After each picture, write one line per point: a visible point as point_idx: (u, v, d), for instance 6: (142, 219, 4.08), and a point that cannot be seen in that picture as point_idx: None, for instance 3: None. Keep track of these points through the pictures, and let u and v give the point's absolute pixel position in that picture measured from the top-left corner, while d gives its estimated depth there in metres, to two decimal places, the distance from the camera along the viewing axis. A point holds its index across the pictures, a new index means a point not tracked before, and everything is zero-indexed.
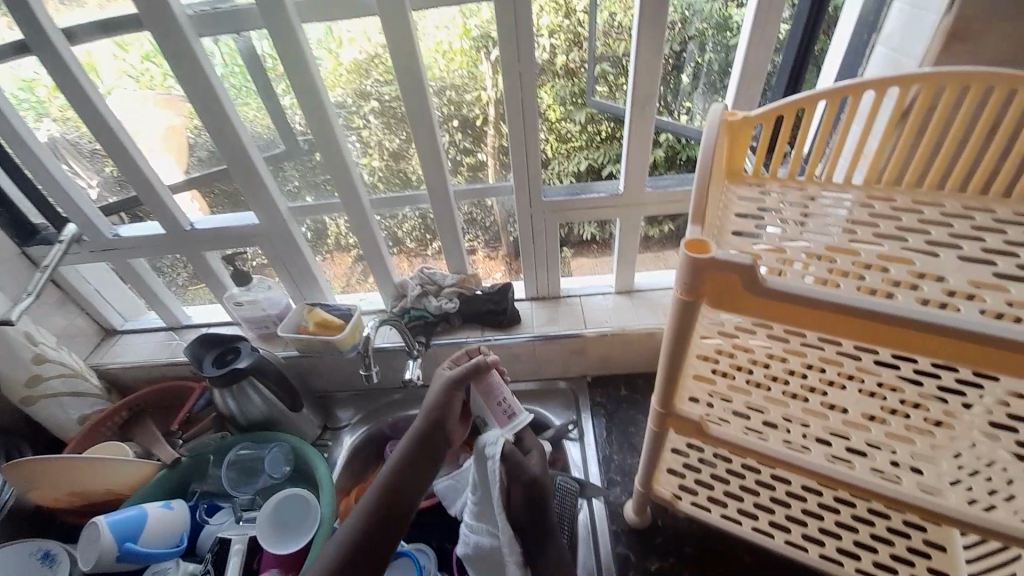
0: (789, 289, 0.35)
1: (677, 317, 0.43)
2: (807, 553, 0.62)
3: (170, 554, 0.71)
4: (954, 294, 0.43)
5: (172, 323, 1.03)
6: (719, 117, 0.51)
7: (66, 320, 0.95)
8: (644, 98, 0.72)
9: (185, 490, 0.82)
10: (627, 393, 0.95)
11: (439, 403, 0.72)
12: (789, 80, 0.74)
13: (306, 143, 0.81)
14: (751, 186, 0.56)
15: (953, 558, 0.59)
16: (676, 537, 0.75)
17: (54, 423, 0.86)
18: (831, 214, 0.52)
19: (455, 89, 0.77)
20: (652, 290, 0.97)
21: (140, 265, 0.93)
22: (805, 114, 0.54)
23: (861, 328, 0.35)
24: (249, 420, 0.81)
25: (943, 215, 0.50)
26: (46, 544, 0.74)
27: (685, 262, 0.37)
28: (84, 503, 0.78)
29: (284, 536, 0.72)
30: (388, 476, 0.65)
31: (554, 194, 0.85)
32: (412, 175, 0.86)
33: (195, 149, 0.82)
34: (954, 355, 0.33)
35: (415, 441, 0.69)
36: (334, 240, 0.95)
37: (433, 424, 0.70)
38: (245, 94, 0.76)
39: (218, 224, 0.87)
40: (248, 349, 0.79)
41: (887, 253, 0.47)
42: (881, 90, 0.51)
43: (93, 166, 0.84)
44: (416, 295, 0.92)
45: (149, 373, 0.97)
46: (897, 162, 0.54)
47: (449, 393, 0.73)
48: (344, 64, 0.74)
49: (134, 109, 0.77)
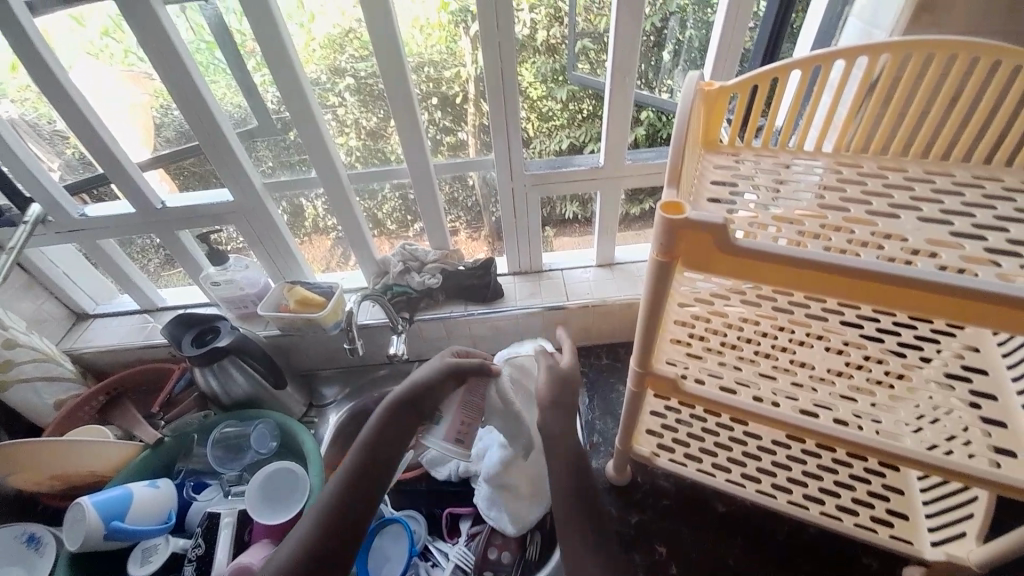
0: (761, 249, 0.36)
1: (653, 279, 0.44)
2: (775, 499, 0.65)
3: (159, 530, 0.71)
4: (915, 252, 0.46)
5: (147, 305, 1.01)
6: (695, 85, 0.52)
7: (35, 304, 0.92)
8: (624, 71, 0.72)
9: (171, 469, 0.82)
10: (609, 362, 0.98)
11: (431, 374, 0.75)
12: (766, 54, 0.73)
13: (280, 122, 0.79)
14: (726, 154, 0.58)
15: (910, 502, 0.64)
16: (655, 493, 0.79)
17: (28, 408, 0.84)
18: (802, 179, 0.54)
19: (434, 66, 0.76)
20: (633, 263, 0.99)
21: (110, 246, 0.90)
22: (779, 83, 0.56)
23: (831, 284, 0.37)
24: (233, 399, 0.81)
25: (906, 179, 0.52)
26: (31, 528, 0.74)
27: (662, 223, 0.38)
28: (65, 487, 0.77)
29: (269, 507, 0.73)
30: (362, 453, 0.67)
31: (537, 168, 0.85)
32: (391, 154, 0.85)
33: (161, 129, 0.79)
34: (919, 306, 0.35)
35: (391, 408, 0.71)
36: (312, 222, 0.93)
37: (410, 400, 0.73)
38: (214, 72, 0.73)
39: (191, 202, 0.84)
40: (228, 328, 0.78)
41: (853, 215, 0.49)
42: (850, 59, 0.53)
43: (54, 148, 0.81)
44: (399, 271, 0.92)
45: (126, 356, 0.95)
46: (865, 128, 0.57)
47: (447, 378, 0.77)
48: (318, 39, 0.72)
49: (97, 84, 0.74)
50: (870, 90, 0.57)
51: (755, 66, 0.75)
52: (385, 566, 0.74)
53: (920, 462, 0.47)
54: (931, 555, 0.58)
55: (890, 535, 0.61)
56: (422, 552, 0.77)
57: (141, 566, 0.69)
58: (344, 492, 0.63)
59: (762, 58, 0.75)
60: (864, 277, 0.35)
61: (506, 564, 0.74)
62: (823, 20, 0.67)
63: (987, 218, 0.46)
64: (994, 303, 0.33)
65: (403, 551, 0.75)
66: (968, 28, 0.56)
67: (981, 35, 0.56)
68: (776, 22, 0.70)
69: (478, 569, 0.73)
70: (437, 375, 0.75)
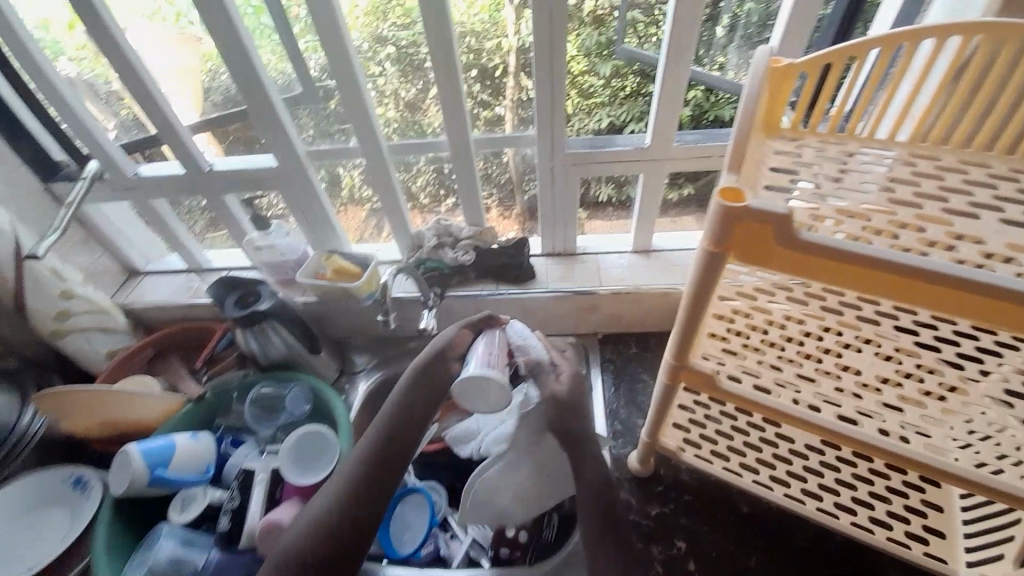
0: (824, 242, 0.34)
1: (700, 269, 0.42)
2: (804, 505, 0.64)
3: (197, 482, 0.76)
4: (990, 257, 0.42)
5: (193, 266, 1.05)
6: (762, 65, 0.49)
7: (91, 258, 0.97)
8: (679, 48, 0.68)
9: (211, 423, 0.86)
10: (637, 350, 0.96)
11: (449, 339, 0.74)
12: (836, 37, 0.67)
13: (322, 90, 0.79)
14: (787, 140, 0.54)
15: (948, 518, 0.61)
16: (677, 485, 0.78)
17: (84, 355, 0.90)
18: (870, 171, 0.50)
19: (475, 36, 0.74)
20: (671, 252, 0.96)
21: (161, 206, 0.94)
22: (854, 63, 0.51)
23: (896, 287, 0.34)
24: (270, 361, 0.85)
25: (990, 177, 0.48)
26: (77, 473, 0.81)
27: (718, 209, 0.36)
28: (115, 432, 0.82)
29: (299, 469, 0.76)
30: (391, 409, 0.69)
31: (576, 147, 0.82)
32: (428, 127, 0.83)
33: (209, 93, 0.81)
34: (991, 317, 0.32)
35: (412, 378, 0.71)
36: (348, 193, 0.94)
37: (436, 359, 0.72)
38: (261, 37, 0.74)
39: (236, 166, 0.86)
40: (268, 292, 0.81)
41: (925, 213, 0.45)
42: (939, 39, 0.48)
43: (111, 108, 0.84)
44: (432, 246, 0.92)
45: (171, 313, 1.00)
46: (948, 118, 0.52)
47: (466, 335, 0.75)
48: (361, 6, 0.71)
49: (152, 45, 0.75)
50: (958, 76, 0.52)
51: (824, 44, 0.69)
52: (405, 534, 0.77)
53: (954, 476, 0.46)
54: None
55: (924, 552, 0.59)
56: (441, 523, 0.80)
57: (181, 513, 0.74)
58: (377, 448, 0.65)
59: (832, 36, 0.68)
60: (935, 281, 0.32)
61: (522, 543, 0.74)
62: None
63: None
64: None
65: (424, 521, 0.77)
66: None
67: None
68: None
69: (495, 545, 0.75)
70: (455, 338, 0.74)
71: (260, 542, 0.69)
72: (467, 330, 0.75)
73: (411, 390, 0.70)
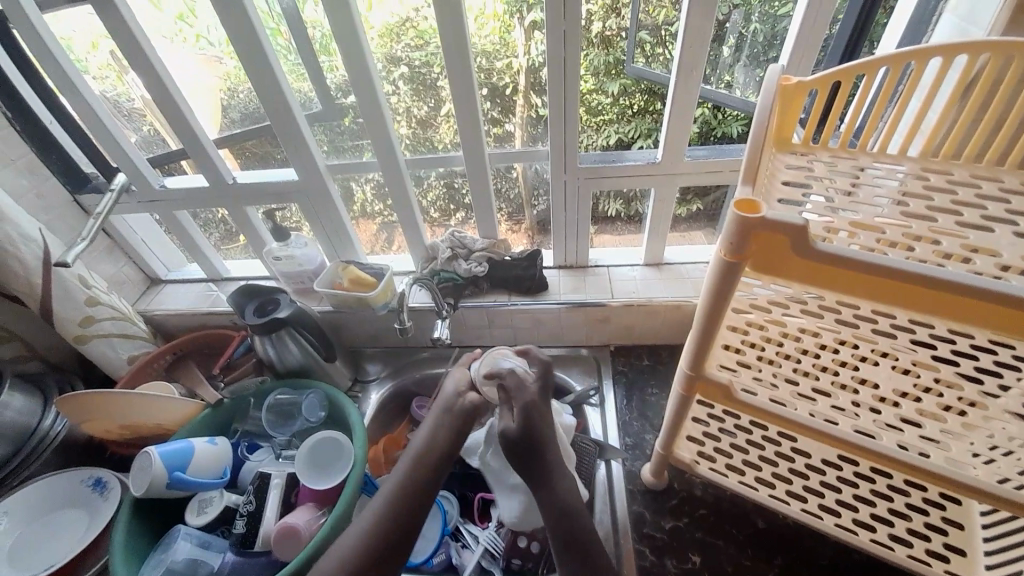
0: (838, 252, 0.35)
1: (715, 280, 0.43)
2: (822, 521, 0.63)
3: (215, 485, 0.77)
4: (1007, 269, 0.42)
5: (212, 275, 1.07)
6: (773, 82, 0.50)
7: (115, 267, 1.00)
8: (689, 67, 0.70)
9: (227, 429, 0.87)
10: (649, 362, 0.97)
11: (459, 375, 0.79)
12: (845, 53, 0.68)
13: (339, 107, 0.82)
14: (798, 155, 0.56)
15: (971, 537, 0.59)
16: (690, 499, 0.77)
17: (105, 361, 0.91)
18: (881, 184, 0.51)
19: (486, 56, 0.76)
20: (682, 265, 0.97)
21: (185, 217, 0.97)
22: (864, 81, 0.53)
23: (910, 296, 0.35)
24: (287, 368, 0.86)
25: (1003, 191, 0.48)
26: (97, 473, 0.83)
27: (734, 221, 0.37)
28: (134, 436, 0.84)
29: (314, 474, 0.77)
30: (424, 440, 0.70)
31: (588, 162, 0.83)
32: (439, 142, 0.86)
33: (228, 110, 0.84)
34: (1006, 326, 0.33)
35: (448, 413, 0.73)
36: (360, 206, 0.96)
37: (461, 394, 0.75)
38: (282, 56, 0.77)
39: (257, 179, 0.89)
40: (287, 301, 0.82)
41: (940, 226, 0.46)
42: (947, 58, 0.49)
43: (132, 124, 0.87)
44: (446, 257, 0.93)
45: (191, 321, 1.02)
46: (958, 134, 0.53)
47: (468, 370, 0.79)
48: (376, 28, 0.74)
49: (179, 64, 0.79)
50: (968, 90, 0.53)
51: (831, 63, 0.70)
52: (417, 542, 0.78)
53: (997, 495, 0.44)
54: None
55: (945, 569, 0.58)
56: (453, 532, 0.79)
57: (198, 516, 0.75)
58: (410, 476, 0.65)
59: (840, 54, 0.69)
60: (950, 290, 0.33)
61: (535, 553, 0.74)
62: (914, 16, 0.63)
63: None
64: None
65: (436, 529, 0.78)
66: None
67: None
68: (859, 18, 0.66)
69: (507, 555, 0.75)
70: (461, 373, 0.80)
71: (277, 545, 0.69)
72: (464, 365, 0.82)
73: (445, 424, 0.71)
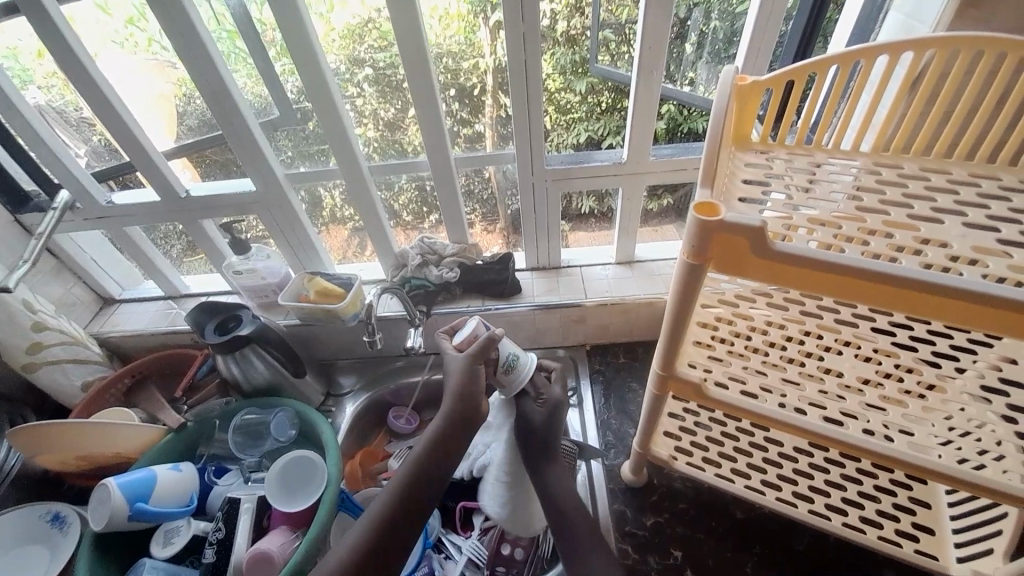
0: (792, 251, 0.35)
1: (681, 281, 0.43)
2: (796, 509, 0.64)
3: (181, 514, 0.73)
4: (957, 259, 0.44)
5: (171, 292, 1.03)
6: (729, 80, 0.51)
7: (63, 288, 0.94)
8: (648, 65, 0.70)
9: (193, 453, 0.84)
10: (625, 361, 0.97)
11: (466, 378, 0.70)
12: (797, 50, 0.70)
13: (300, 112, 0.79)
14: (757, 152, 0.57)
15: (937, 516, 0.62)
16: (670, 495, 0.78)
17: (56, 389, 0.86)
18: (837, 180, 0.52)
19: (452, 57, 0.74)
20: (652, 262, 0.98)
21: (136, 233, 0.92)
22: (817, 78, 0.54)
23: (867, 289, 0.35)
24: (253, 386, 0.83)
25: (950, 182, 0.50)
26: (56, 507, 0.79)
27: (694, 224, 0.37)
28: (92, 467, 0.79)
29: (290, 495, 0.74)
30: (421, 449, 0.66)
31: (556, 163, 0.84)
32: (409, 145, 0.84)
33: (183, 117, 0.80)
34: (958, 315, 0.34)
35: (447, 421, 0.68)
36: (330, 212, 0.94)
37: (462, 400, 0.69)
38: (236, 59, 0.73)
39: (214, 192, 0.85)
40: (250, 317, 0.79)
41: (893, 219, 0.47)
42: (894, 54, 0.50)
43: (81, 134, 0.82)
44: (416, 265, 0.92)
45: (149, 342, 0.98)
46: (907, 127, 0.54)
47: (473, 371, 0.70)
48: (337, 29, 0.71)
49: (128, 73, 0.74)
50: (914, 85, 0.55)
51: (785, 61, 0.72)
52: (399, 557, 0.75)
53: (961, 479, 0.46)
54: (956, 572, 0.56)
55: (915, 550, 0.60)
56: (435, 545, 0.78)
57: (164, 547, 0.71)
58: (406, 488, 0.63)
59: (794, 53, 0.72)
60: (901, 284, 0.34)
61: (518, 560, 0.75)
62: (863, 12, 0.64)
63: None
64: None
65: (417, 544, 0.75)
66: None
67: None
68: (811, 16, 0.67)
69: (491, 563, 0.75)
70: (472, 376, 0.70)
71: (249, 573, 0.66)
72: (478, 365, 0.71)
73: (446, 433, 0.67)
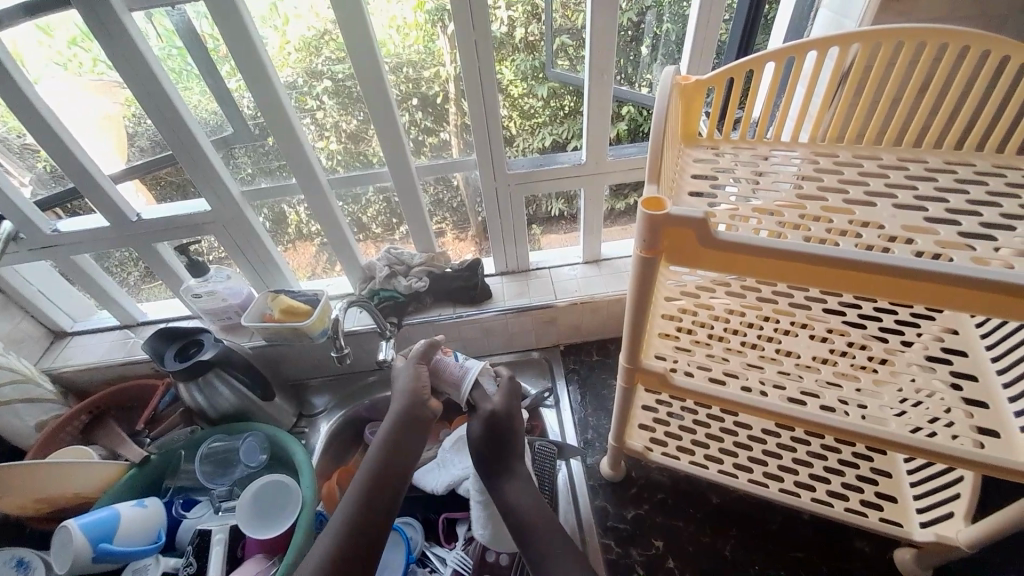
0: (739, 240, 0.37)
1: (638, 276, 0.44)
2: (767, 488, 0.66)
3: (149, 551, 0.70)
4: (892, 239, 0.46)
5: (128, 321, 0.99)
6: (671, 79, 0.53)
7: (10, 324, 0.89)
8: (602, 67, 0.72)
9: (159, 487, 0.80)
10: (599, 358, 0.99)
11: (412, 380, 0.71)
12: (741, 48, 0.74)
13: (257, 127, 0.77)
14: (705, 148, 0.59)
15: (898, 484, 0.65)
16: (649, 486, 0.80)
17: (6, 431, 0.81)
18: (781, 170, 0.55)
19: (413, 66, 0.75)
20: (618, 258, 1.00)
21: (86, 262, 0.88)
22: (754, 74, 0.56)
23: (812, 273, 0.37)
24: (220, 413, 0.80)
25: (881, 167, 0.53)
26: (20, 553, 0.72)
27: (644, 219, 0.39)
28: (49, 511, 0.74)
29: (263, 522, 0.72)
30: (374, 459, 0.65)
31: (520, 166, 0.84)
32: (373, 156, 0.83)
33: (134, 139, 0.77)
34: (900, 292, 0.36)
35: (395, 427, 0.67)
36: (295, 229, 0.92)
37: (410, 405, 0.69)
38: (187, 78, 0.72)
39: (169, 213, 0.82)
40: (211, 340, 0.77)
41: (832, 204, 0.50)
42: (822, 50, 0.53)
43: (24, 161, 0.78)
44: (384, 276, 0.91)
45: (107, 375, 0.93)
46: (839, 117, 0.57)
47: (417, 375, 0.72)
48: (292, 42, 0.70)
49: (70, 95, 0.71)
50: (844, 79, 0.58)
51: (730, 59, 0.75)
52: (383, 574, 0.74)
53: (917, 448, 0.47)
54: (920, 535, 0.59)
55: (881, 518, 0.62)
56: (419, 559, 0.77)
57: None
58: (362, 501, 0.61)
59: (737, 51, 0.75)
60: (842, 266, 0.35)
61: (504, 565, 0.75)
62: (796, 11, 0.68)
63: (960, 202, 0.47)
64: (984, 290, 0.33)
65: (399, 558, 0.75)
66: (941, 16, 0.57)
67: (951, 22, 0.57)
68: (751, 16, 0.71)
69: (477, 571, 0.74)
70: (417, 378, 0.72)
71: None
72: (421, 366, 0.73)
73: (396, 440, 0.66)
